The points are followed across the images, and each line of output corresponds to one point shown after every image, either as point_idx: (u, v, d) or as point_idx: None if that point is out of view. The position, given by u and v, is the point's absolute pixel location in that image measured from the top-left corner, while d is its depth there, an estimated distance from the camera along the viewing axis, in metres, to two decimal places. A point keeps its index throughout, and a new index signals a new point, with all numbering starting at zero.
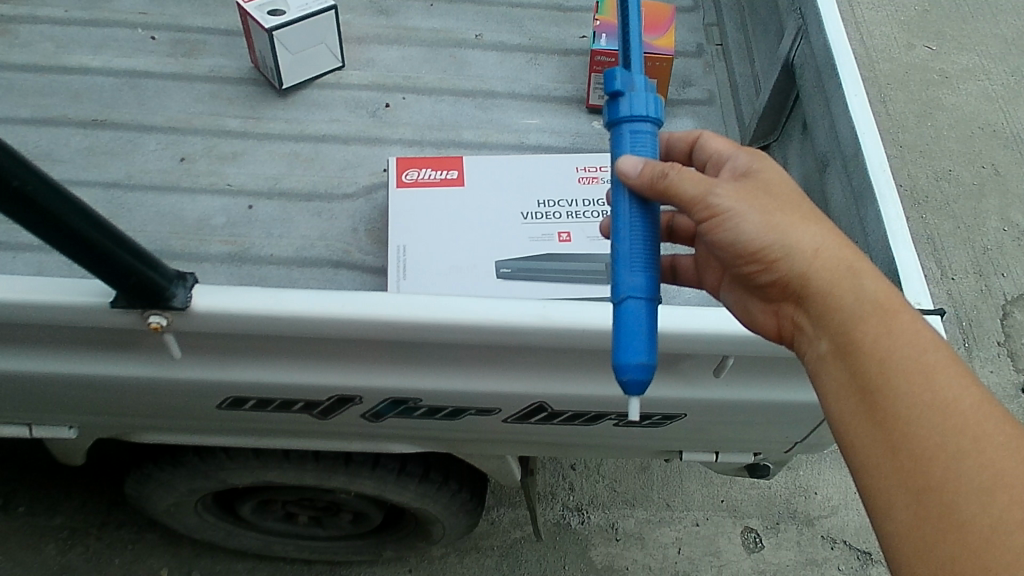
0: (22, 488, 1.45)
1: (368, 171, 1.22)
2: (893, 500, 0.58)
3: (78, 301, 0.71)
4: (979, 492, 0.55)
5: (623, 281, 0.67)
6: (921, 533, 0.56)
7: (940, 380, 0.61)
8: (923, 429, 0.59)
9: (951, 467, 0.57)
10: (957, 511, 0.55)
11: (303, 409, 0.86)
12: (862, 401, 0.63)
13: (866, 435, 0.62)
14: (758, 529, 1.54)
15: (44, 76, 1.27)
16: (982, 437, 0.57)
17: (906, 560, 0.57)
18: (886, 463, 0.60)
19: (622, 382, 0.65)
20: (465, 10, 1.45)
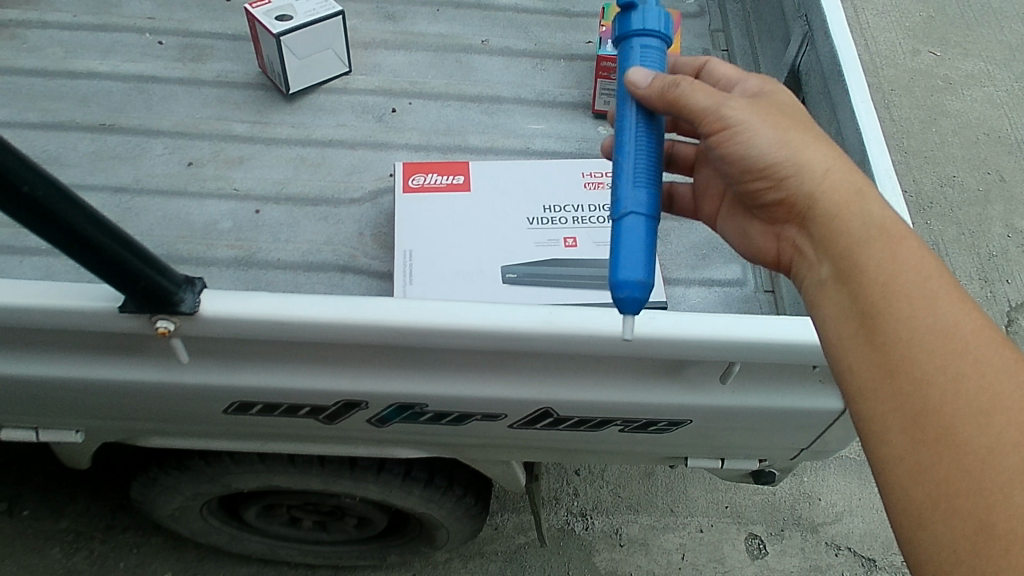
0: (28, 491, 1.46)
1: (374, 176, 1.22)
2: (890, 425, 0.59)
3: (86, 305, 0.71)
4: (977, 414, 0.55)
5: (624, 198, 0.73)
6: (916, 457, 0.56)
7: (943, 306, 0.62)
8: (923, 353, 0.60)
9: (950, 390, 0.57)
10: (954, 432, 0.55)
11: (309, 413, 0.86)
12: (863, 324, 0.65)
13: (865, 359, 0.63)
14: (762, 535, 1.54)
15: (53, 81, 1.28)
16: (982, 362, 0.58)
17: (899, 484, 0.57)
18: (885, 388, 0.60)
19: (618, 300, 0.69)
20: (471, 16, 1.45)
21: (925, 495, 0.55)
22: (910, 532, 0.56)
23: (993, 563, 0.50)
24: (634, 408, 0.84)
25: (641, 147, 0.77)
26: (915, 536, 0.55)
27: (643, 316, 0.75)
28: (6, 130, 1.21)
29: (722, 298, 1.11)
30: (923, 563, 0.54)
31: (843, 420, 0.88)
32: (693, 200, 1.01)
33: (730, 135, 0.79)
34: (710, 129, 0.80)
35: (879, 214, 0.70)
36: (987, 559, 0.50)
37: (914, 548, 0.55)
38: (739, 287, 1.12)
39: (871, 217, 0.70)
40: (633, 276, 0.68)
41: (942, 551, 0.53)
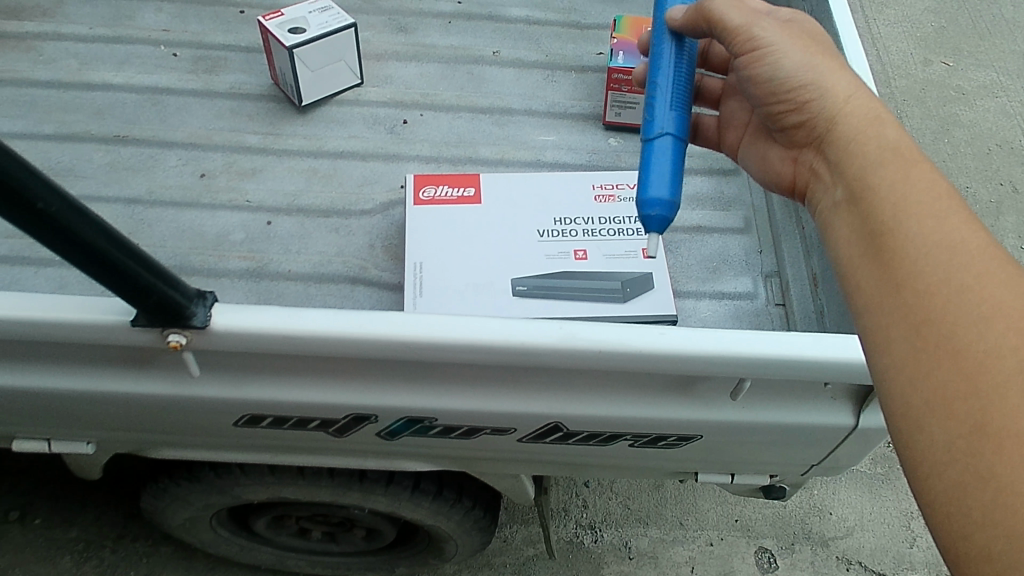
0: (40, 499, 1.46)
1: (385, 188, 1.22)
2: (895, 334, 0.60)
3: (98, 319, 0.72)
4: (978, 319, 0.56)
5: (658, 124, 0.92)
6: (919, 362, 0.57)
7: (952, 223, 0.63)
8: (930, 264, 0.61)
9: (953, 298, 0.58)
10: (955, 338, 0.56)
11: (319, 427, 0.86)
12: (874, 241, 0.67)
13: (875, 273, 0.65)
14: (772, 549, 1.53)
15: (68, 93, 1.29)
16: (987, 273, 0.58)
17: (898, 390, 0.58)
18: (893, 298, 0.62)
19: (646, 216, 0.88)
20: (482, 27, 1.46)
21: (922, 398, 0.56)
22: (909, 437, 0.56)
23: (988, 460, 0.50)
24: (643, 423, 0.84)
25: (673, 78, 0.94)
26: (913, 442, 0.55)
27: (654, 332, 0.75)
28: (21, 142, 1.22)
29: (733, 312, 1.11)
30: (920, 468, 0.55)
31: (855, 437, 0.87)
32: (719, 130, 1.11)
33: (763, 58, 0.89)
34: (745, 49, 0.91)
35: (894, 143, 0.73)
36: (981, 456, 0.51)
37: (912, 453, 0.56)
38: (750, 300, 1.12)
39: (888, 145, 0.73)
40: (663, 191, 0.88)
41: (938, 452, 0.53)
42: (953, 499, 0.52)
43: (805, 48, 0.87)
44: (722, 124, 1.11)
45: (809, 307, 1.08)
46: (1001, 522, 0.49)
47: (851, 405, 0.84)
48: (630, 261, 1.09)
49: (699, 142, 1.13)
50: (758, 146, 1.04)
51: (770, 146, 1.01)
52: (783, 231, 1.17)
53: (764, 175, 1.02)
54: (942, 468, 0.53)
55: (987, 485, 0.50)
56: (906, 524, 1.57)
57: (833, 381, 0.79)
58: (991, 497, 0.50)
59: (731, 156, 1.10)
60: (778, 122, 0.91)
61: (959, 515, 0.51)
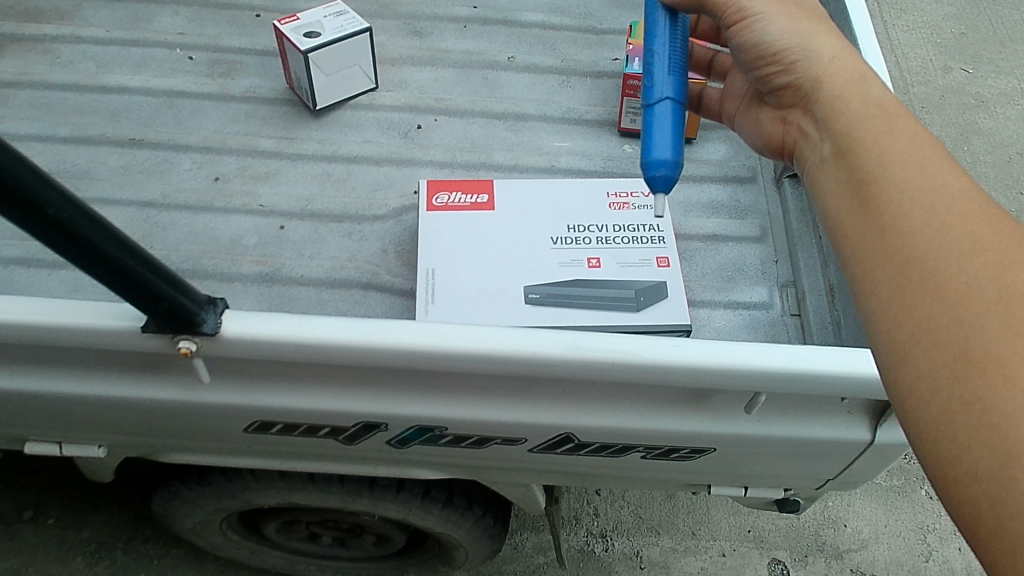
0: (52, 500, 1.47)
1: (398, 194, 1.22)
2: (881, 277, 0.61)
3: (110, 325, 0.71)
4: (958, 256, 0.57)
5: (658, 88, 0.93)
6: (903, 301, 0.58)
7: (933, 171, 0.65)
8: (913, 209, 0.62)
9: (934, 239, 0.59)
10: (936, 275, 0.57)
11: (329, 434, 0.85)
12: (859, 193, 0.68)
13: (859, 222, 0.66)
14: (786, 560, 1.51)
15: (85, 95, 1.30)
16: (968, 213, 0.60)
17: (884, 330, 0.59)
18: (875, 243, 0.63)
19: (653, 178, 0.90)
20: (498, 32, 1.45)
21: (908, 333, 0.57)
22: (895, 374, 0.57)
23: (972, 384, 0.51)
24: (654, 435, 0.83)
25: (670, 41, 0.96)
26: (901, 377, 0.56)
27: (667, 343, 0.74)
28: (38, 144, 1.23)
29: (748, 322, 1.10)
30: (907, 403, 0.55)
31: (871, 452, 0.85)
32: (721, 103, 1.11)
33: (749, 26, 0.91)
34: (734, 22, 0.93)
35: (880, 99, 0.75)
36: (965, 380, 0.51)
37: (898, 388, 0.56)
38: (765, 310, 1.10)
39: (874, 101, 0.75)
40: (666, 152, 0.89)
41: (925, 382, 0.54)
42: (940, 425, 0.52)
43: (793, 15, 0.89)
44: (724, 95, 1.10)
45: (825, 318, 1.07)
46: (987, 441, 0.49)
47: (868, 420, 0.83)
48: (643, 270, 1.08)
49: (702, 113, 1.13)
50: (750, 113, 1.04)
51: (761, 110, 1.01)
52: (799, 241, 1.16)
53: (754, 139, 1.02)
54: (927, 397, 0.53)
55: (971, 408, 0.50)
56: (922, 538, 1.55)
57: (850, 397, 0.78)
58: (976, 418, 0.50)
59: (730, 126, 1.10)
60: (766, 84, 0.92)
61: (945, 440, 0.51)
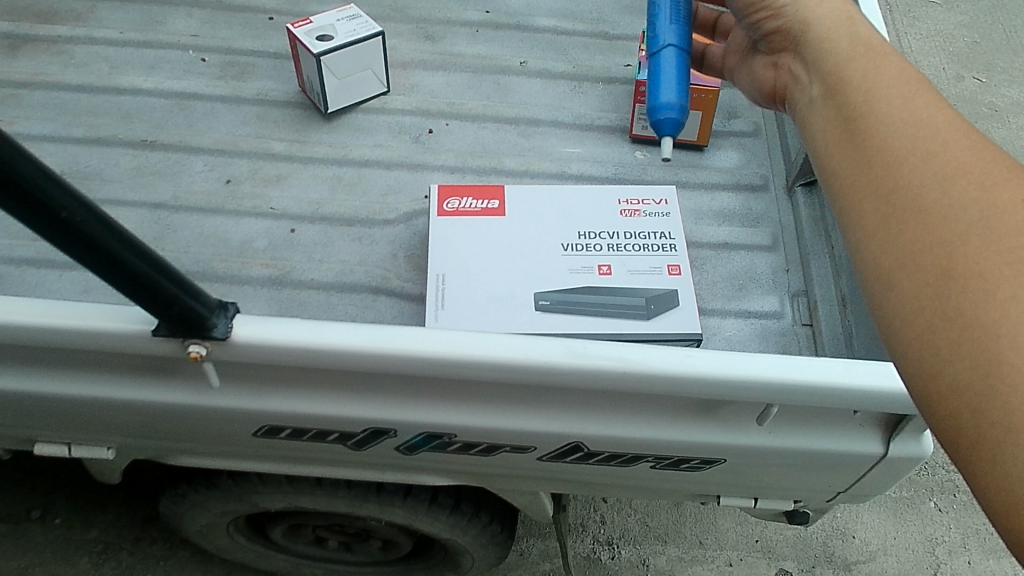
0: (59, 500, 1.47)
1: (409, 198, 1.22)
2: (866, 207, 0.60)
3: (120, 328, 0.71)
4: (941, 180, 0.56)
5: (661, 38, 1.03)
6: (886, 228, 0.57)
7: (918, 101, 0.63)
8: (897, 137, 0.61)
9: (917, 165, 0.58)
10: (919, 200, 0.56)
11: (338, 439, 0.85)
12: (845, 127, 0.67)
13: (845, 155, 0.65)
14: (793, 571, 1.50)
15: (98, 97, 1.30)
16: (950, 139, 0.59)
17: (869, 258, 0.58)
18: (861, 176, 0.62)
19: (660, 122, 1.01)
20: (510, 37, 1.45)
21: (891, 259, 0.56)
22: (880, 299, 0.56)
23: (954, 300, 0.50)
24: (664, 446, 0.83)
25: None
26: (886, 305, 0.55)
27: (680, 353, 0.74)
28: (51, 145, 1.23)
29: (759, 331, 1.09)
30: (892, 325, 0.54)
31: (883, 465, 0.85)
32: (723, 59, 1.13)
33: None
34: None
35: (866, 35, 0.73)
36: (948, 298, 0.51)
37: (884, 313, 0.55)
38: (777, 320, 1.10)
39: (859, 38, 0.73)
40: (672, 98, 1.00)
41: (908, 306, 0.53)
42: (923, 343, 0.51)
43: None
44: (727, 51, 1.12)
45: (836, 329, 1.06)
46: (969, 353, 0.48)
47: (880, 433, 0.82)
48: (654, 277, 1.08)
49: (705, 69, 1.16)
50: (745, 65, 1.05)
51: (755, 59, 1.01)
52: (811, 250, 1.15)
53: (749, 88, 1.03)
54: (911, 317, 0.53)
55: (953, 323, 0.50)
56: (931, 550, 1.54)
57: (863, 409, 0.77)
58: (958, 332, 0.49)
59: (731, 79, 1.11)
60: (759, 29, 0.93)
61: (929, 357, 0.51)
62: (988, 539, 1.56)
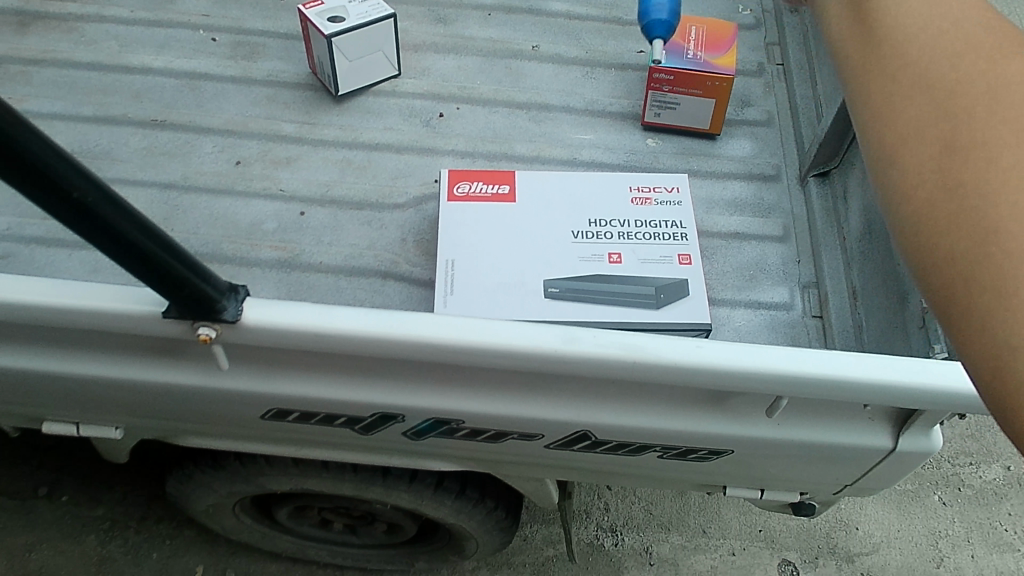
0: (66, 477, 1.48)
1: (419, 182, 1.21)
2: (877, 88, 0.60)
3: (130, 309, 0.71)
4: (964, 78, 0.56)
5: None
6: (906, 115, 0.57)
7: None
8: (921, 38, 0.61)
9: (939, 63, 0.58)
10: (944, 96, 0.56)
11: (345, 424, 0.85)
12: (864, 21, 0.65)
13: (863, 48, 0.64)
14: (796, 562, 1.50)
15: (108, 75, 1.29)
16: (973, 41, 0.59)
17: (884, 145, 0.57)
18: (880, 67, 0.61)
19: None
20: (522, 21, 1.44)
21: (904, 141, 0.56)
22: (890, 183, 0.56)
23: (964, 183, 0.51)
24: (672, 436, 0.82)
25: None
26: (886, 178, 0.56)
27: (691, 344, 0.74)
28: (61, 123, 1.23)
29: (769, 322, 1.08)
30: (899, 207, 0.54)
31: (892, 460, 0.84)
32: None
33: None
34: None
35: None
36: (961, 179, 0.51)
37: (892, 196, 0.55)
38: (786, 311, 1.09)
39: None
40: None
41: (918, 190, 0.53)
42: (930, 222, 0.52)
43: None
44: None
45: (846, 322, 1.06)
46: (973, 231, 0.49)
47: (890, 428, 0.82)
48: (664, 267, 1.07)
49: None
50: None
51: None
52: (823, 241, 1.14)
53: None
54: (921, 198, 0.53)
55: (962, 203, 0.50)
56: (934, 544, 1.54)
57: (874, 404, 0.77)
58: (965, 210, 0.50)
59: None
60: None
61: (933, 234, 0.51)
62: (991, 534, 1.56)
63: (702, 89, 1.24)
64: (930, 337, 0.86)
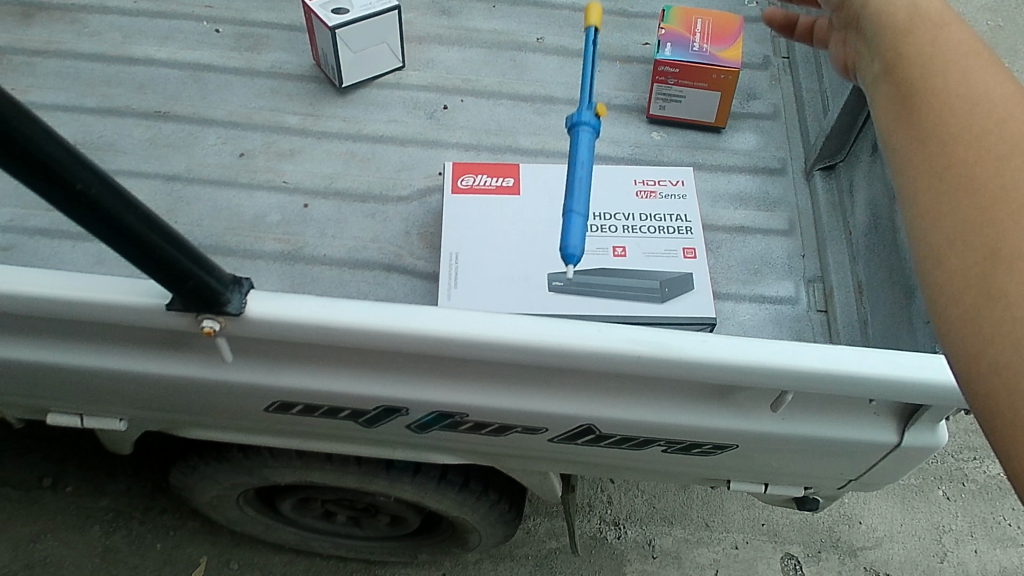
0: (71, 467, 1.49)
1: (423, 174, 1.21)
2: (900, 143, 0.58)
3: (134, 301, 0.71)
4: (992, 145, 0.52)
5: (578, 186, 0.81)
6: (933, 189, 0.54)
7: (965, 57, 0.58)
8: (945, 94, 0.57)
9: (965, 128, 0.54)
10: (974, 164, 0.52)
11: (349, 416, 0.85)
12: (892, 80, 0.62)
13: (891, 112, 0.60)
14: (798, 555, 1.50)
15: (112, 66, 1.29)
16: (1000, 102, 0.55)
17: (916, 224, 0.54)
18: (908, 132, 0.58)
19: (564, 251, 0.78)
20: (527, 12, 1.43)
21: (932, 219, 0.53)
22: (924, 268, 0.52)
23: (993, 271, 0.48)
24: (676, 430, 0.82)
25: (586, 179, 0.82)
26: (916, 253, 0.54)
27: (695, 338, 0.73)
28: (65, 114, 1.23)
29: (774, 317, 1.08)
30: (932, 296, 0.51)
31: (896, 455, 0.84)
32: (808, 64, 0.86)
33: None
34: None
35: None
36: (991, 266, 0.48)
37: (926, 282, 0.52)
38: (791, 306, 1.09)
39: None
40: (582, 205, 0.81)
41: (947, 278, 0.50)
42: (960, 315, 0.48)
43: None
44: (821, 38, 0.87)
45: (852, 316, 1.05)
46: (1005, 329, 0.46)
47: (895, 423, 0.81)
48: (668, 260, 1.07)
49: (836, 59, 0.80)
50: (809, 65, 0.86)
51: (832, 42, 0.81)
52: (829, 235, 1.14)
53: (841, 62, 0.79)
54: (951, 286, 0.50)
55: (991, 292, 0.47)
56: (938, 538, 1.54)
57: (879, 399, 0.76)
58: (993, 300, 0.47)
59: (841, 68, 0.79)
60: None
61: (965, 331, 0.48)
62: (995, 529, 1.56)
63: (708, 82, 1.23)
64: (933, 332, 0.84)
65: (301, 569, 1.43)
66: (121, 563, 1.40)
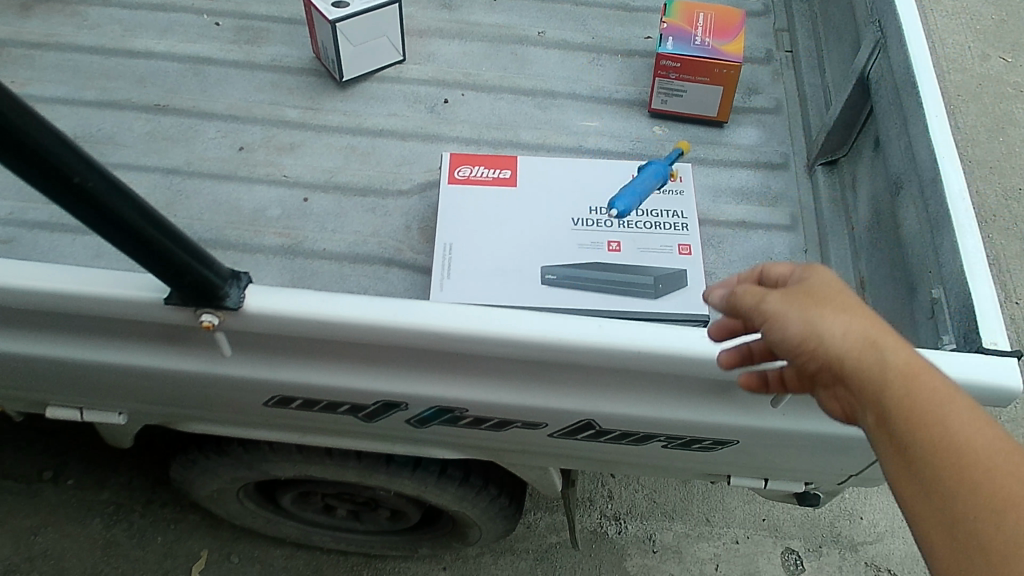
0: (72, 460, 1.49)
1: (423, 168, 1.21)
2: (903, 481, 0.54)
3: (133, 295, 0.71)
4: (993, 511, 0.49)
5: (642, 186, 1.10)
6: (947, 552, 0.51)
7: (945, 404, 0.55)
8: (936, 446, 0.53)
9: (963, 486, 0.51)
10: (982, 534, 0.49)
11: (348, 411, 0.85)
12: (878, 422, 0.57)
13: (889, 456, 0.56)
14: (799, 550, 1.50)
15: (111, 59, 1.29)
16: (993, 465, 0.51)
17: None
18: (907, 473, 0.54)
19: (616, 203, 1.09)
20: (528, 6, 1.42)
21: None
22: None
23: None
24: (677, 426, 0.82)
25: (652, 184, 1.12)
26: None
27: (695, 333, 0.73)
28: (65, 107, 1.22)
29: None
30: None
31: None
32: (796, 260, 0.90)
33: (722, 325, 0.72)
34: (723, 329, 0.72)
35: (865, 326, 0.60)
36: None
37: None
38: None
39: (856, 327, 0.60)
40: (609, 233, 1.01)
41: None
42: None
43: (791, 292, 0.64)
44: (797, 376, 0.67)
45: None
46: None
47: None
48: (664, 255, 1.07)
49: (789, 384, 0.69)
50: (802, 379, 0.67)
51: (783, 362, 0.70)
52: (831, 230, 1.14)
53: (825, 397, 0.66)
54: None
55: None
56: None
57: None
58: None
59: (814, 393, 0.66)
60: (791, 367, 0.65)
61: None
62: None
63: (710, 76, 1.23)
64: (938, 327, 0.84)
65: (301, 563, 1.43)
66: (122, 557, 1.40)
